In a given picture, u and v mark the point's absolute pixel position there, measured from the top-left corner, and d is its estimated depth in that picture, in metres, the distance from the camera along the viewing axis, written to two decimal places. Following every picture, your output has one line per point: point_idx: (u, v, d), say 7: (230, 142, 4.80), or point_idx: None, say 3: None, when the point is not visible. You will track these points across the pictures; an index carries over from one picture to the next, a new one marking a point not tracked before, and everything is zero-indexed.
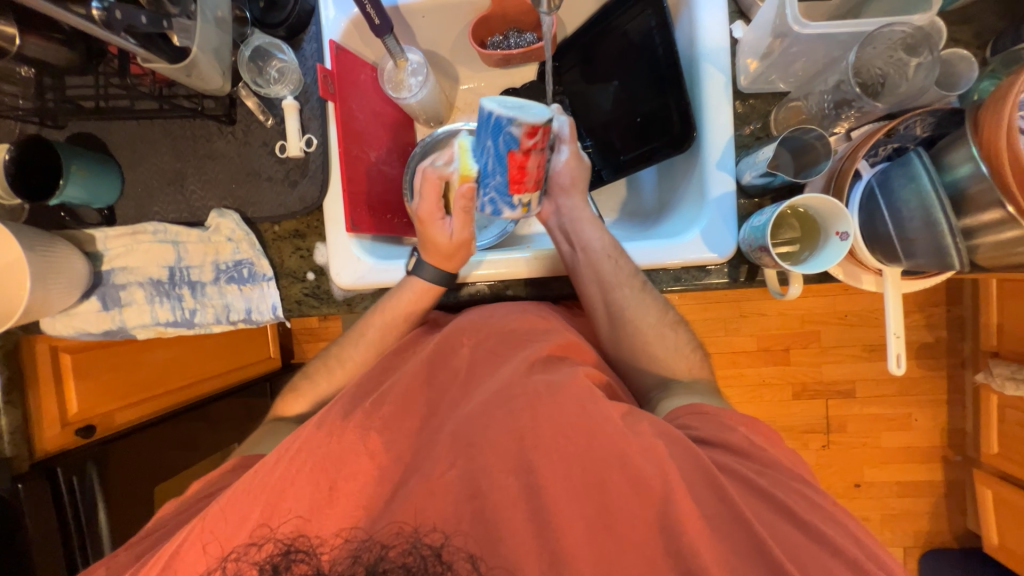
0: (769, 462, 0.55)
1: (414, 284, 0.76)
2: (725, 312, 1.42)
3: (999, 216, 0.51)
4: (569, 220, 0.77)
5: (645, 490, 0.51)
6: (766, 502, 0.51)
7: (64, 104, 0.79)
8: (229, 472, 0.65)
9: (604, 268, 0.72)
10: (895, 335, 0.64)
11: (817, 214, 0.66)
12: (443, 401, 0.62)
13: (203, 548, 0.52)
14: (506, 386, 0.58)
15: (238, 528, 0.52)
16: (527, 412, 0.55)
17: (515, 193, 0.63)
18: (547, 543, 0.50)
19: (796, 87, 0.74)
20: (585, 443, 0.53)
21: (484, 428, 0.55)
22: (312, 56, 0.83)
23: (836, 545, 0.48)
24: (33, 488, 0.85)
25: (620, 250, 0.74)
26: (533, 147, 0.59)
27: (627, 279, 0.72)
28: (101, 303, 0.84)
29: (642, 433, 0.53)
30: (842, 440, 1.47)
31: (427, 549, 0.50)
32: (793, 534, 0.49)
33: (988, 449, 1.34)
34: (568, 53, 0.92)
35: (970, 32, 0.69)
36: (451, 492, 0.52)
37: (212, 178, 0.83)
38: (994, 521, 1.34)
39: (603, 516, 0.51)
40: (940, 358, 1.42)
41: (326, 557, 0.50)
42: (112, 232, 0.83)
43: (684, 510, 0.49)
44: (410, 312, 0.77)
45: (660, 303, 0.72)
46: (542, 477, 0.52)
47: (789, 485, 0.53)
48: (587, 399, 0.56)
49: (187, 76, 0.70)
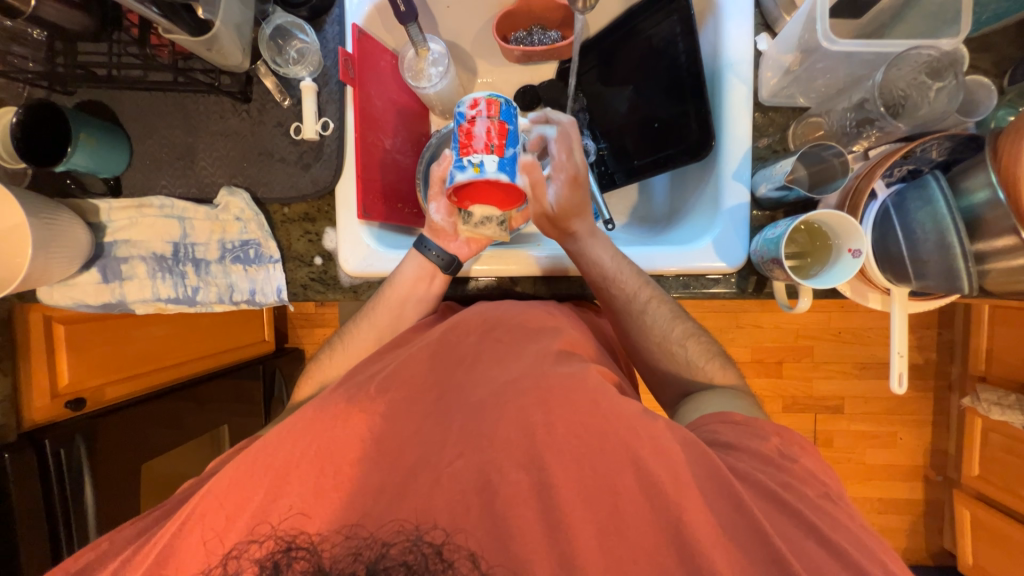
0: (777, 472, 0.55)
1: (417, 263, 0.76)
2: (722, 321, 1.43)
3: (1012, 242, 0.51)
4: (569, 241, 0.76)
5: (653, 493, 0.51)
6: (776, 511, 0.51)
7: (74, 70, 0.78)
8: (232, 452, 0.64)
9: (603, 294, 0.74)
10: (899, 354, 0.65)
11: (830, 229, 0.67)
12: (451, 383, 0.62)
13: (206, 529, 0.51)
14: (520, 377, 0.59)
15: (243, 511, 0.52)
16: (539, 408, 0.55)
17: (464, 155, 0.60)
18: (558, 543, 0.50)
19: (817, 103, 0.74)
20: (598, 444, 0.53)
21: (495, 421, 0.55)
22: (333, 39, 0.81)
23: (847, 558, 0.47)
24: (20, 457, 0.84)
25: (615, 275, 0.72)
26: (478, 114, 0.60)
27: (625, 305, 0.72)
28: (100, 276, 0.82)
29: (654, 434, 0.53)
30: (828, 455, 1.49)
31: (428, 547, 0.49)
32: (799, 546, 0.49)
33: (969, 471, 1.37)
34: (589, 53, 0.92)
35: (988, 60, 0.70)
36: (460, 483, 0.52)
37: (223, 155, 0.82)
38: (969, 540, 1.38)
39: (614, 518, 0.51)
40: (929, 380, 1.45)
41: (326, 553, 0.49)
42: (117, 204, 0.81)
43: (696, 515, 0.49)
44: (411, 292, 0.76)
45: (673, 314, 0.72)
46: (554, 475, 0.52)
47: (795, 496, 0.53)
48: (600, 396, 0.55)
49: (208, 50, 0.70)
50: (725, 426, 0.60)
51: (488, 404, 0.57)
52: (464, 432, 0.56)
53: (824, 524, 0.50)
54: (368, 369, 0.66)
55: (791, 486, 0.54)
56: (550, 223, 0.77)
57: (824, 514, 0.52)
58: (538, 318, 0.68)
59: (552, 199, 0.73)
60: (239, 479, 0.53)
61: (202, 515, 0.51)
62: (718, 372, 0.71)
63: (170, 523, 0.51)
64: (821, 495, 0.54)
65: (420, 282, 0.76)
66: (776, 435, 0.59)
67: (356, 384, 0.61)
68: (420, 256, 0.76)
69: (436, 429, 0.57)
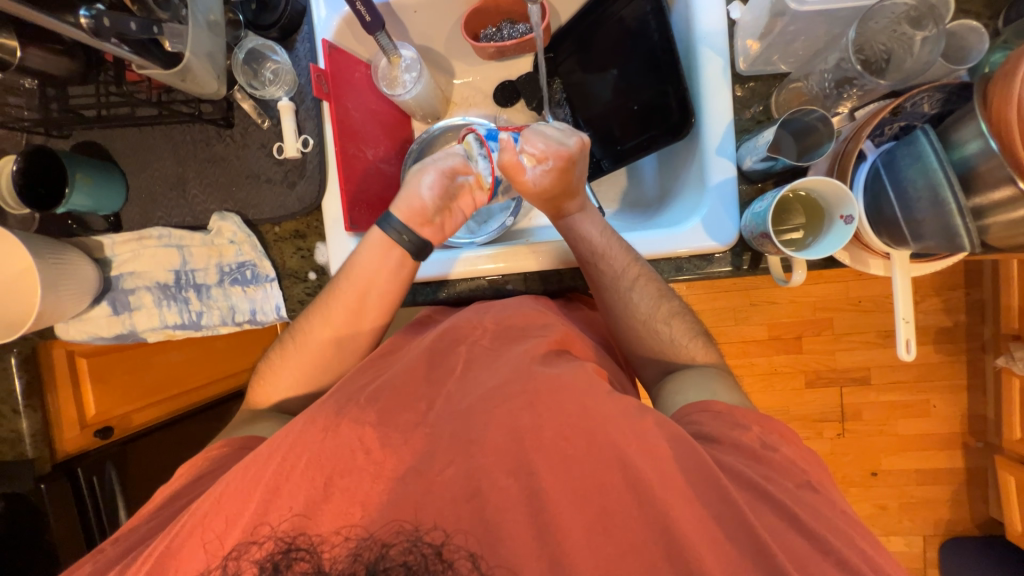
0: (776, 466, 0.56)
1: (379, 241, 0.72)
2: (735, 300, 1.40)
3: (1011, 192, 0.49)
4: (562, 223, 0.77)
5: (641, 491, 0.52)
6: (766, 504, 0.52)
7: (68, 114, 0.81)
8: (220, 454, 0.65)
9: (590, 272, 0.73)
10: (903, 320, 0.62)
11: (821, 197, 0.64)
12: (441, 390, 0.62)
13: (206, 534, 0.53)
14: (505, 384, 0.59)
15: (239, 519, 0.53)
16: (527, 411, 0.57)
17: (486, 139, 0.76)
18: (546, 545, 0.50)
19: (796, 68, 0.71)
20: (586, 444, 0.54)
21: (483, 424, 0.56)
22: (305, 56, 0.83)
23: (830, 547, 0.49)
24: (56, 486, 0.90)
25: (604, 252, 0.72)
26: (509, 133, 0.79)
27: (605, 283, 0.72)
28: (111, 308, 0.87)
29: (642, 434, 0.54)
30: (856, 428, 1.44)
31: (427, 548, 0.50)
32: (792, 535, 0.50)
33: (1012, 435, 1.30)
34: (565, 41, 0.91)
35: (980, 2, 0.66)
36: (449, 490, 0.53)
37: (212, 182, 0.83)
38: (1017, 509, 1.30)
39: (601, 516, 0.52)
40: (960, 342, 1.38)
41: (326, 554, 0.50)
42: (118, 239, 0.85)
43: (681, 511, 0.50)
44: (376, 275, 0.72)
45: (655, 295, 0.71)
46: (543, 480, 0.53)
47: (788, 489, 0.54)
48: (586, 395, 0.57)
49: (182, 80, 0.71)
50: (705, 415, 0.60)
51: (474, 410, 0.58)
52: (452, 436, 0.56)
53: (813, 521, 0.51)
54: (356, 380, 0.66)
55: (778, 480, 0.54)
56: (541, 202, 0.75)
57: (806, 504, 0.53)
58: (514, 318, 0.69)
59: (535, 183, 0.72)
60: (235, 490, 0.54)
61: (201, 534, 0.52)
62: (700, 351, 0.70)
63: (166, 547, 0.52)
64: (803, 486, 0.55)
65: (381, 258, 0.72)
66: (764, 424, 0.59)
67: (346, 396, 0.62)
68: (380, 234, 0.73)
69: (425, 438, 0.57)
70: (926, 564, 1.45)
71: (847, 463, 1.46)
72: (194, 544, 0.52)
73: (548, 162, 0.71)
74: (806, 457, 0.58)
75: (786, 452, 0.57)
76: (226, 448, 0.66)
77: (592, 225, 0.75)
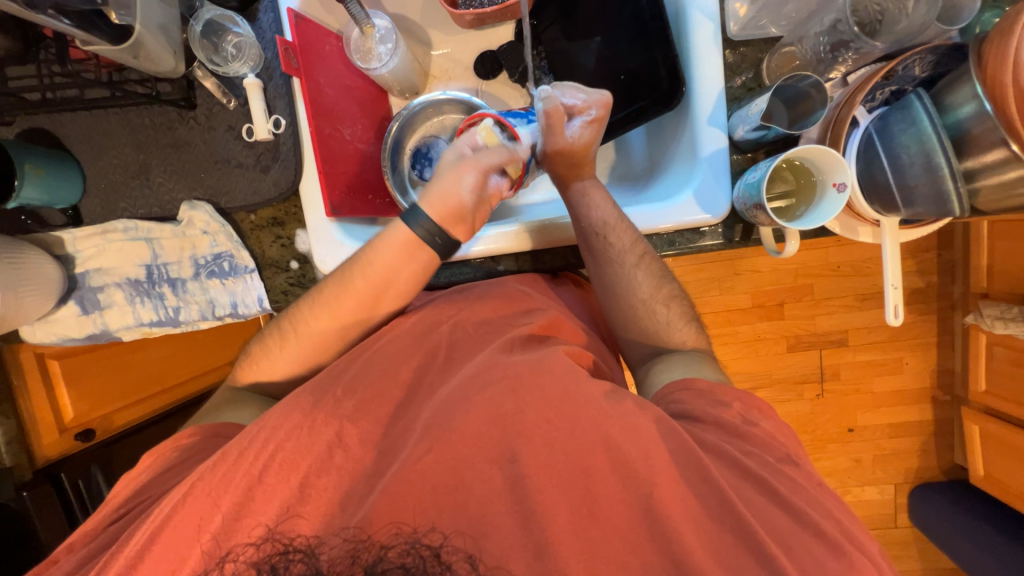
0: (754, 436, 0.57)
1: (398, 230, 0.65)
2: (719, 270, 1.42)
3: (1003, 155, 0.49)
4: (574, 192, 0.76)
5: (628, 472, 0.53)
6: (744, 475, 0.54)
7: (6, 98, 0.72)
8: (191, 442, 0.62)
9: (594, 244, 0.71)
10: (893, 286, 0.63)
11: (813, 165, 0.64)
12: (422, 384, 0.64)
13: (184, 534, 0.52)
14: (485, 369, 0.59)
15: (219, 517, 0.52)
16: (509, 398, 0.56)
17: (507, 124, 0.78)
18: (531, 533, 0.50)
19: (788, 31, 0.70)
20: (567, 427, 0.55)
21: (462, 412, 0.55)
22: (268, 27, 0.77)
23: (804, 516, 0.51)
24: (39, 493, 0.87)
25: (614, 224, 0.71)
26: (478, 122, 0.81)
27: (610, 257, 0.70)
28: (79, 308, 0.82)
29: (624, 413, 0.56)
30: (835, 388, 1.50)
31: (427, 549, 0.49)
32: (771, 507, 0.52)
33: (976, 388, 1.38)
34: (547, 7, 0.88)
35: None
36: (429, 483, 0.52)
37: (178, 168, 0.78)
38: (980, 453, 1.39)
39: (586, 501, 0.52)
40: (931, 303, 1.43)
41: (324, 555, 0.49)
42: (80, 233, 0.79)
43: (664, 492, 0.52)
44: (388, 276, 0.66)
45: (659, 274, 0.70)
46: (526, 466, 0.53)
47: (774, 464, 0.55)
48: (569, 381, 0.57)
49: (134, 58, 0.66)
50: (687, 393, 0.61)
51: (454, 398, 0.57)
52: (431, 423, 0.56)
53: (789, 490, 0.53)
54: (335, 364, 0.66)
55: (757, 452, 0.56)
56: (562, 162, 0.75)
57: (784, 475, 0.54)
58: (500, 306, 0.71)
59: (573, 136, 0.73)
60: (211, 487, 0.53)
61: (184, 537, 0.52)
62: (691, 335, 0.70)
63: (143, 547, 0.51)
64: (780, 457, 0.56)
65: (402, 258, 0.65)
66: (744, 400, 0.60)
67: (327, 390, 0.61)
68: (405, 231, 0.65)
69: (411, 428, 0.57)
70: (896, 509, 1.55)
71: (826, 420, 1.52)
72: (172, 546, 0.51)
73: (591, 110, 0.73)
74: (778, 424, 0.60)
75: (762, 420, 0.59)
76: (213, 432, 0.64)
77: (602, 199, 0.73)
